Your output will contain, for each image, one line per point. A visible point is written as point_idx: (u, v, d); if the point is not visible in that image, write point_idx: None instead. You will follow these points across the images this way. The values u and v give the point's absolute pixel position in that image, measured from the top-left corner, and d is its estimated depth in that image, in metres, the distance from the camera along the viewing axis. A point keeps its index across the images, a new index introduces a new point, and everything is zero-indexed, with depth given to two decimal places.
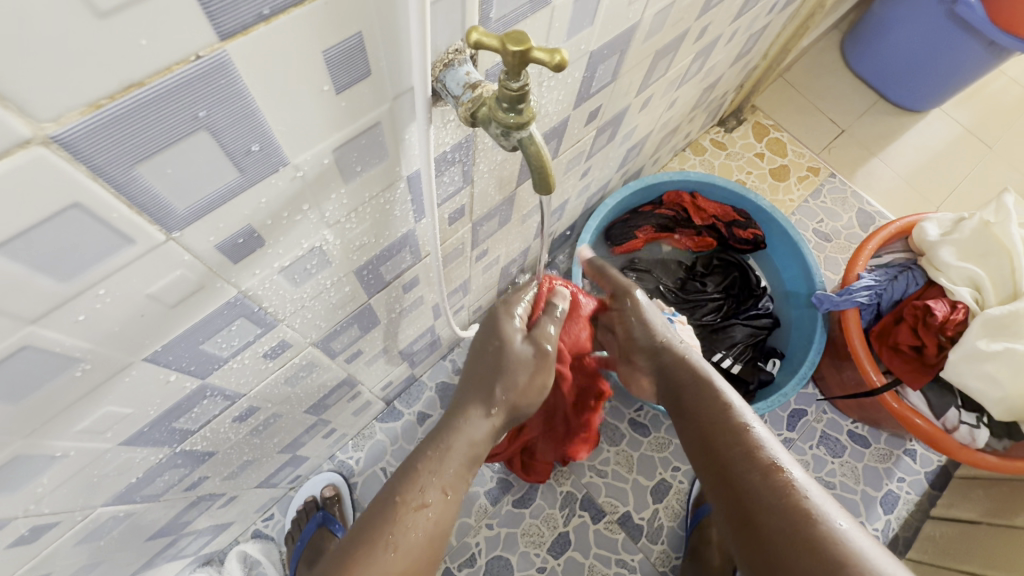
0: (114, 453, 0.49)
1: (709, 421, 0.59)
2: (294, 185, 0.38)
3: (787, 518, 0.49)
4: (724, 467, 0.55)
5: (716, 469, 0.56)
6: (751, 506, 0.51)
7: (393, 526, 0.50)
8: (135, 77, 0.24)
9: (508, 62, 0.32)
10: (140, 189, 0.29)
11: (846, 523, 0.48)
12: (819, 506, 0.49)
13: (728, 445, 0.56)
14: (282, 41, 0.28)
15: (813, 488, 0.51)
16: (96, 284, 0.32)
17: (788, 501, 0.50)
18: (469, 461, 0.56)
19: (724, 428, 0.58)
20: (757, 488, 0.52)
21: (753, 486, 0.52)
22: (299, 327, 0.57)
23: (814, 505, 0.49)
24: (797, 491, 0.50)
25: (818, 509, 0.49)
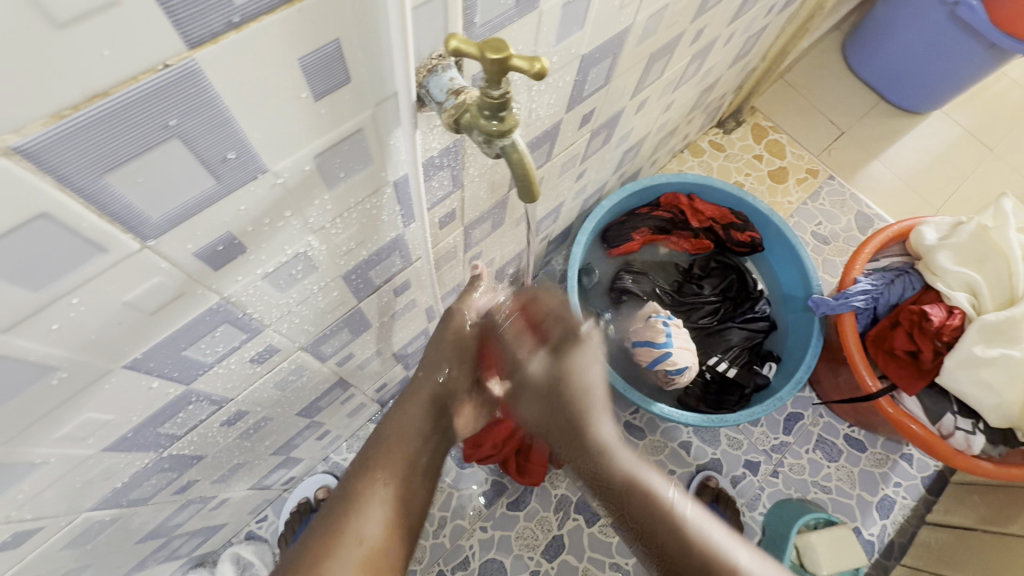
0: (97, 459, 0.48)
1: (619, 485, 0.61)
2: (274, 193, 0.38)
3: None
4: (648, 532, 0.58)
5: (638, 529, 0.60)
6: (677, 566, 0.56)
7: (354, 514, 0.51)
8: (100, 87, 0.24)
9: (488, 70, 0.31)
10: (110, 199, 0.28)
11: (754, 566, 0.55)
12: (738, 563, 0.55)
13: (643, 510, 0.59)
14: (255, 49, 0.28)
15: (724, 538, 0.57)
16: (68, 293, 0.31)
17: (707, 560, 0.55)
18: (430, 458, 0.58)
19: (637, 492, 0.60)
20: (676, 554, 0.56)
21: (675, 552, 0.56)
22: (286, 332, 0.57)
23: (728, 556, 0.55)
24: (713, 547, 0.56)
25: (733, 561, 0.55)
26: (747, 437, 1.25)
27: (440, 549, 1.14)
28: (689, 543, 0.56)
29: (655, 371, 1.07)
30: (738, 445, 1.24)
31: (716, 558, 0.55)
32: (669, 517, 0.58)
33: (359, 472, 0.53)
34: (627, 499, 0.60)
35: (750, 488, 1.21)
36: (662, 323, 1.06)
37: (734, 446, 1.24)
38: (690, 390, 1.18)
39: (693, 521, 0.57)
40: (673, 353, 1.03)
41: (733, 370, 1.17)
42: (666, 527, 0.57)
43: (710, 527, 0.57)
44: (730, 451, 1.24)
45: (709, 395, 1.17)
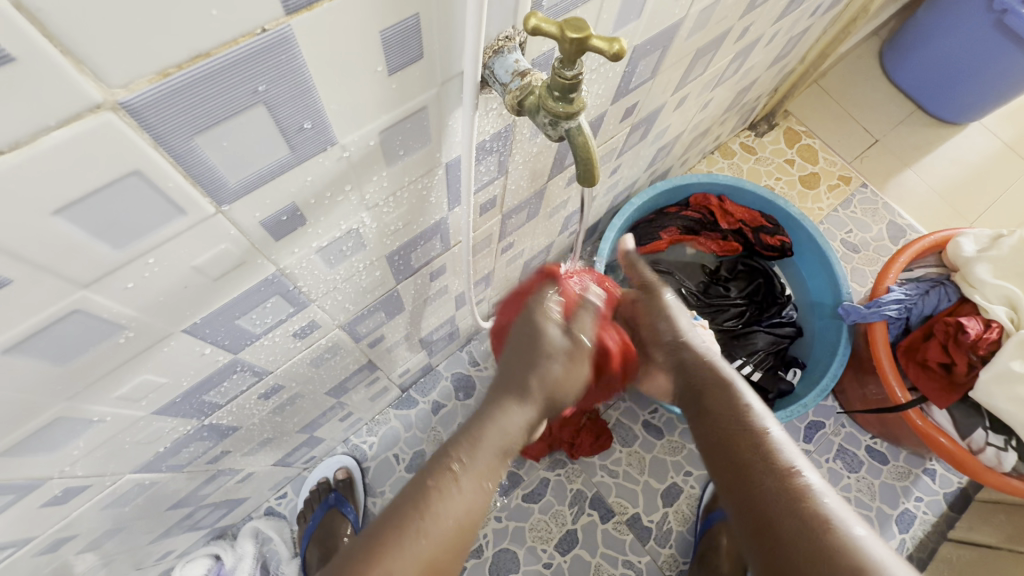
0: (145, 422, 0.50)
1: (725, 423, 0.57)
2: (339, 166, 0.38)
3: (805, 522, 0.47)
4: (740, 478, 0.52)
5: (732, 473, 0.53)
6: (764, 512, 0.49)
7: (410, 536, 0.47)
8: (205, 48, 0.24)
9: (566, 51, 0.32)
10: (197, 160, 0.29)
11: (866, 536, 0.46)
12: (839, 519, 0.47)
13: (753, 456, 0.53)
14: (344, 19, 0.28)
15: (829, 498, 0.49)
16: (146, 253, 0.32)
17: (808, 513, 0.47)
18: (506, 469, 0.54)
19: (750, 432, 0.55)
20: (772, 499, 0.49)
21: (772, 494, 0.49)
22: (328, 309, 0.58)
23: (831, 514, 0.47)
24: (816, 499, 0.48)
25: (837, 518, 0.47)
26: None
27: None
28: (786, 480, 0.50)
29: None
30: None
31: (819, 510, 0.47)
32: (782, 459, 0.52)
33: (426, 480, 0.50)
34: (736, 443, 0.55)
35: None
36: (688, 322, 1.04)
37: None
38: None
39: (799, 471, 0.50)
40: None
41: (758, 374, 1.15)
42: (774, 464, 0.51)
43: (815, 483, 0.50)
44: None
45: None
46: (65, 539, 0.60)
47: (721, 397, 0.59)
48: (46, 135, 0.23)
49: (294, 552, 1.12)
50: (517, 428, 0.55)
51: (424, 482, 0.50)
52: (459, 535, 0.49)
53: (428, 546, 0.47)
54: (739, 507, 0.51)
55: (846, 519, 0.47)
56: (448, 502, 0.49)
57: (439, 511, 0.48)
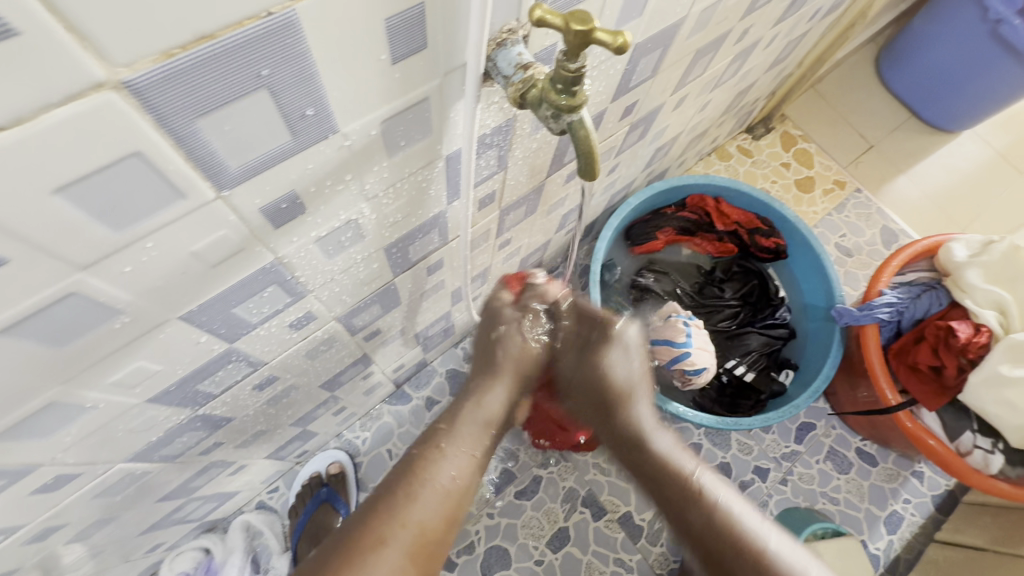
0: (139, 410, 0.49)
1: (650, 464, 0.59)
2: (340, 154, 0.38)
3: (726, 544, 0.53)
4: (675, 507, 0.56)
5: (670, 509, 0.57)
6: (704, 546, 0.54)
7: (411, 500, 0.50)
8: (210, 29, 0.24)
9: (570, 42, 0.32)
10: (198, 143, 0.29)
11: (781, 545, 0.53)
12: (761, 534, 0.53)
13: (675, 490, 0.57)
14: (350, 4, 0.28)
15: (751, 518, 0.54)
16: (145, 237, 0.32)
17: (737, 541, 0.52)
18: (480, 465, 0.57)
19: (672, 471, 0.58)
20: (708, 535, 0.54)
21: (698, 527, 0.55)
22: (325, 300, 0.58)
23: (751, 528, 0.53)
24: (738, 524, 0.54)
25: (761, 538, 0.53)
26: (758, 443, 1.25)
27: None
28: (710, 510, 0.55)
29: (672, 370, 1.06)
30: (749, 450, 1.24)
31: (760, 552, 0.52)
32: (703, 495, 0.55)
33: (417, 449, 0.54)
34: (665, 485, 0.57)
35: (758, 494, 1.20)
36: (681, 322, 1.04)
37: (745, 451, 1.24)
38: (705, 392, 1.18)
39: (719, 501, 0.55)
40: (692, 353, 1.02)
41: (751, 374, 1.16)
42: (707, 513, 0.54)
43: (740, 507, 0.55)
44: (740, 456, 1.24)
45: (724, 398, 1.16)
46: (54, 528, 0.59)
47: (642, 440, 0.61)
48: (48, 112, 0.23)
49: (285, 546, 1.12)
50: (497, 406, 0.59)
51: (420, 450, 0.54)
52: (455, 499, 0.53)
53: (430, 512, 0.51)
54: (682, 537, 0.56)
55: (766, 533, 0.53)
56: (444, 465, 0.53)
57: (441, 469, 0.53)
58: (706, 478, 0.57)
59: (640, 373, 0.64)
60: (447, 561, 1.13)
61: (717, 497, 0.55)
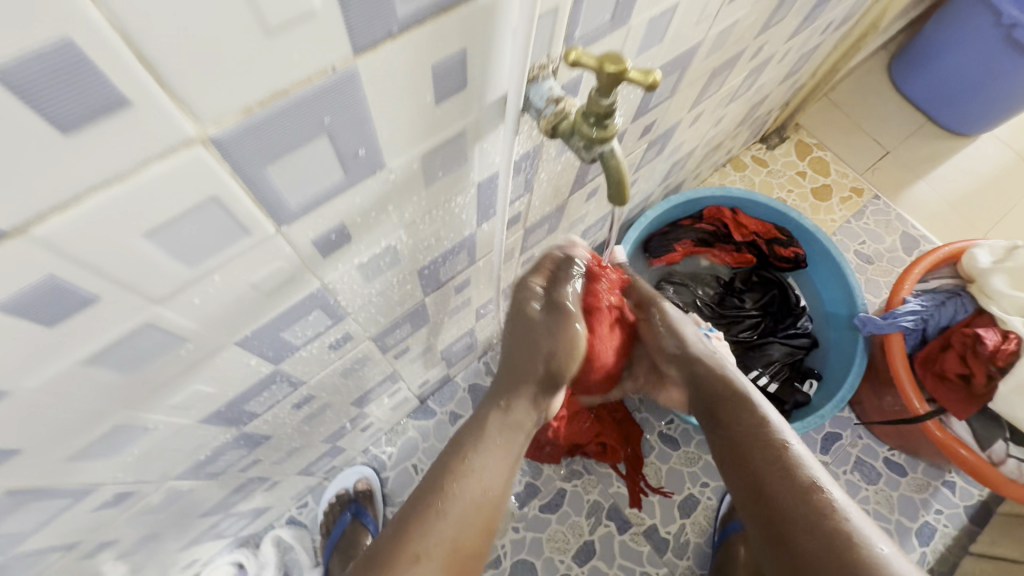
0: (191, 430, 0.52)
1: (772, 475, 0.56)
2: (384, 188, 0.41)
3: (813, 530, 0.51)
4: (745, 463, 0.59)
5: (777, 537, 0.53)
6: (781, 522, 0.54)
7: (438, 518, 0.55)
8: (284, 87, 0.27)
9: (603, 82, 0.34)
10: (264, 186, 0.32)
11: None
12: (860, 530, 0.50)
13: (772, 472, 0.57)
14: (402, 59, 0.31)
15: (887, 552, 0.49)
16: (212, 272, 0.35)
17: (828, 522, 0.51)
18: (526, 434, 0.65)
19: (799, 487, 0.55)
20: (789, 511, 0.53)
21: (817, 545, 0.50)
22: (361, 321, 0.60)
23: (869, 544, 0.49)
24: (839, 513, 0.52)
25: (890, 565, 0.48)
26: None
27: None
28: (823, 522, 0.51)
29: None
30: None
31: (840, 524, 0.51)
32: (833, 520, 0.51)
33: (443, 480, 0.57)
34: (783, 499, 0.54)
35: None
36: (703, 335, 1.05)
37: None
38: None
39: (854, 531, 0.50)
40: None
41: (774, 385, 1.16)
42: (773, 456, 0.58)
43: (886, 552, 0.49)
44: None
45: None
46: (106, 544, 0.62)
47: (737, 413, 0.63)
48: (146, 169, 0.25)
49: (315, 561, 1.14)
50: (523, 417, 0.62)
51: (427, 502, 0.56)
52: (483, 511, 0.57)
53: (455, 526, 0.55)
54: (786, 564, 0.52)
55: (871, 534, 0.50)
56: (436, 529, 0.54)
57: (466, 491, 0.57)
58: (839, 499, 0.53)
59: (753, 382, 0.66)
60: None
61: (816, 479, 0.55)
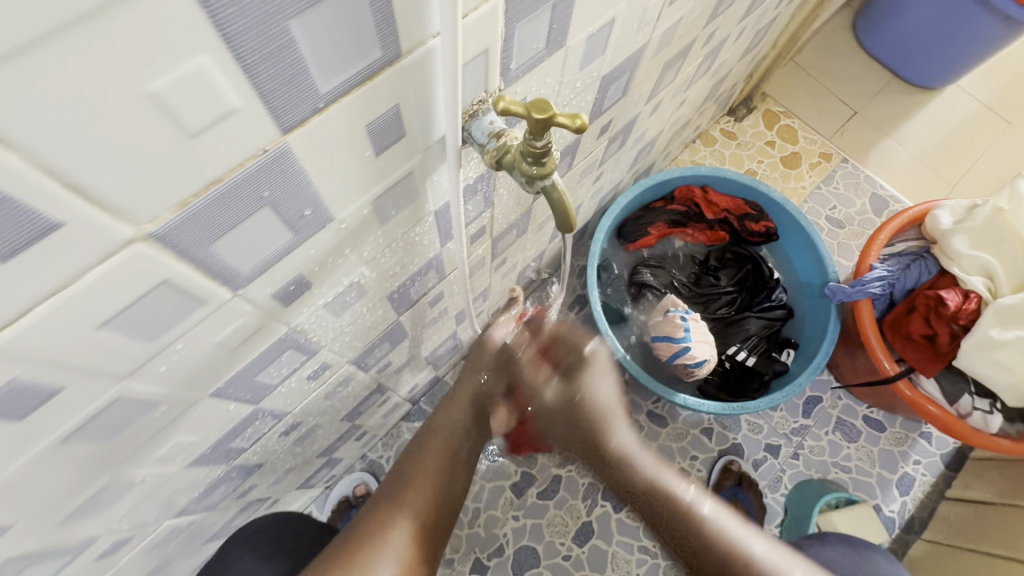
0: (181, 475, 0.54)
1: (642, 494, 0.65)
2: (338, 236, 0.42)
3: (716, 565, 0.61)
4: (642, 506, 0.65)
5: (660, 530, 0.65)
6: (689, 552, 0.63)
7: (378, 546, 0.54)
8: (216, 176, 0.28)
9: (533, 126, 0.36)
10: (214, 262, 0.33)
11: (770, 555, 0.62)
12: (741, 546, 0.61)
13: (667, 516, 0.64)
14: (333, 127, 0.32)
15: (748, 537, 0.63)
16: (175, 341, 0.36)
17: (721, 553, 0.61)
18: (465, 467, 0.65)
19: (670, 503, 0.64)
20: (694, 547, 0.62)
21: (699, 550, 0.62)
22: (337, 350, 0.61)
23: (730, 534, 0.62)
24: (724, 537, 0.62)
25: (756, 558, 0.61)
26: (767, 421, 1.28)
27: (476, 538, 1.20)
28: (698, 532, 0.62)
29: (674, 364, 1.09)
30: (758, 429, 1.28)
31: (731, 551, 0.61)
32: (704, 525, 0.62)
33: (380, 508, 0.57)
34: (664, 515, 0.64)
35: (771, 470, 1.25)
36: (680, 318, 1.07)
37: (755, 431, 1.28)
38: (709, 380, 1.20)
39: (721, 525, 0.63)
40: (692, 347, 1.05)
41: (752, 359, 1.19)
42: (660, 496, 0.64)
43: (738, 532, 0.63)
44: (750, 436, 1.27)
45: (728, 383, 1.19)
46: None
47: (618, 460, 0.67)
48: (89, 273, 0.26)
49: None
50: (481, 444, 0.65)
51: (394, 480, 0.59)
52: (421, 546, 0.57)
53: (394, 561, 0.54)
54: (673, 546, 0.65)
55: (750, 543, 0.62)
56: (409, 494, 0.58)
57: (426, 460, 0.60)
58: (694, 499, 0.64)
59: (612, 398, 0.70)
60: (479, 564, 1.18)
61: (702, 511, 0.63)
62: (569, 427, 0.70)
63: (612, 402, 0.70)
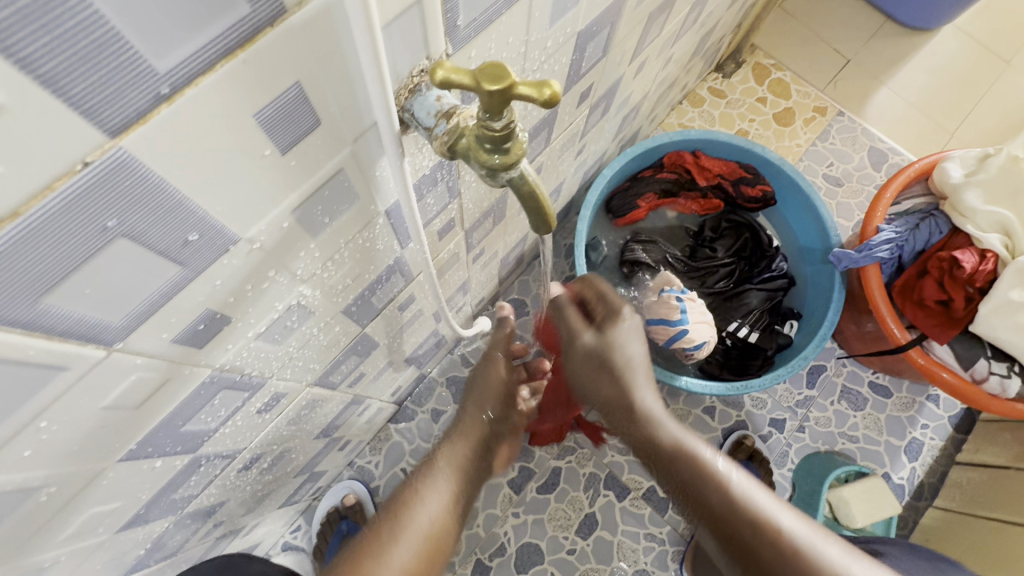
0: (113, 540, 0.46)
1: (684, 466, 0.54)
2: (252, 259, 0.33)
3: (782, 565, 0.48)
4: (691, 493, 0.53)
5: (708, 521, 0.52)
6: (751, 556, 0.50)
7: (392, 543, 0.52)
8: (6, 209, 0.19)
9: (487, 102, 0.27)
10: (56, 319, 0.24)
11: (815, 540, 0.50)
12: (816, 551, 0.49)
13: (725, 511, 0.51)
14: (197, 120, 0.22)
15: (797, 526, 0.50)
16: (34, 419, 0.27)
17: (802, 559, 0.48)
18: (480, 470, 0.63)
19: (704, 482, 0.53)
20: (751, 544, 0.50)
21: (737, 534, 0.50)
22: (290, 377, 0.53)
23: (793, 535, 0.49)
24: (788, 536, 0.49)
25: (811, 549, 0.49)
26: (771, 395, 1.23)
27: (475, 539, 1.15)
28: (759, 527, 0.50)
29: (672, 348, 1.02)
30: (762, 405, 1.22)
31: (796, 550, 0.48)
32: (750, 510, 0.50)
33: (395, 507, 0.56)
34: (701, 492, 0.53)
35: (778, 445, 1.20)
36: (675, 299, 0.99)
37: (759, 406, 1.22)
38: (711, 359, 1.14)
39: (767, 512, 0.50)
40: (689, 330, 0.98)
41: (755, 335, 1.11)
42: (708, 480, 0.53)
43: (785, 520, 0.50)
44: (754, 411, 1.22)
45: (730, 361, 1.12)
46: None
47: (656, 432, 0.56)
48: None
49: None
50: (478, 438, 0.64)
51: (406, 488, 0.57)
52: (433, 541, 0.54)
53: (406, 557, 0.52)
54: (717, 541, 0.52)
55: (821, 544, 0.49)
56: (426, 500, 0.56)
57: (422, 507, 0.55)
58: (742, 485, 0.52)
59: (639, 357, 0.60)
60: (480, 566, 1.13)
61: (768, 510, 0.51)
62: (594, 384, 0.61)
63: (633, 359, 0.60)
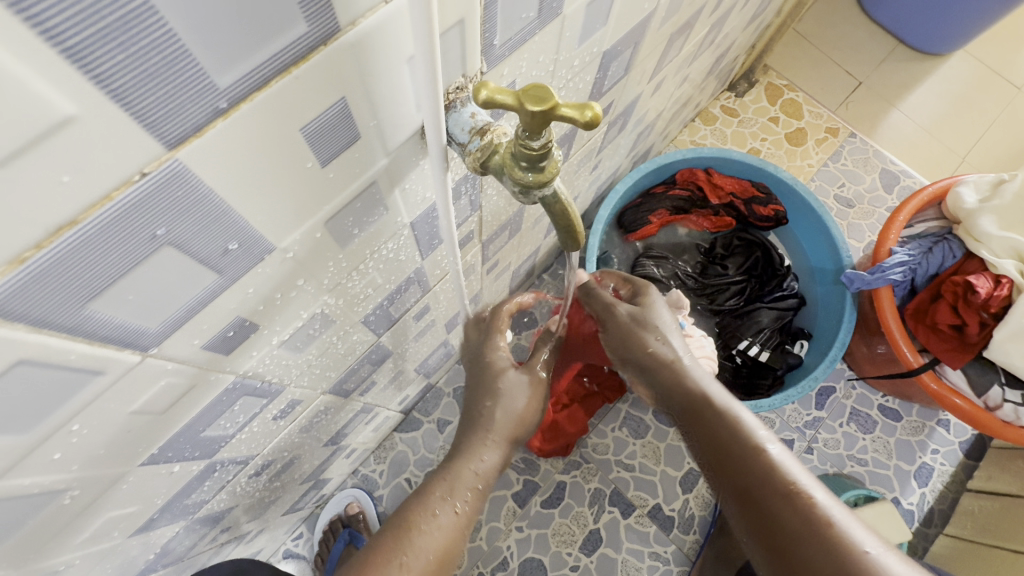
0: (125, 543, 0.46)
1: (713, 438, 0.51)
2: (284, 267, 0.33)
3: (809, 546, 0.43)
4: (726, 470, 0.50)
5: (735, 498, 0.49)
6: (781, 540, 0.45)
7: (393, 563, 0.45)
8: (66, 218, 0.19)
9: (528, 122, 0.27)
10: (99, 324, 0.24)
11: (877, 547, 0.42)
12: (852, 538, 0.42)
13: (757, 482, 0.47)
14: (248, 133, 0.23)
15: (838, 509, 0.45)
16: (67, 422, 0.28)
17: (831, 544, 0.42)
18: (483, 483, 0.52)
19: (742, 450, 0.50)
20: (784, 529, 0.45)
21: (770, 509, 0.46)
22: (306, 385, 0.53)
23: (836, 519, 0.44)
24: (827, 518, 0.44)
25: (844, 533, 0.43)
26: (779, 416, 1.22)
27: (478, 552, 1.14)
28: (789, 496, 0.46)
29: None
30: (771, 424, 1.21)
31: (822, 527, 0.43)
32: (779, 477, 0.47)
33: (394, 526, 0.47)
34: (730, 459, 0.50)
35: None
36: None
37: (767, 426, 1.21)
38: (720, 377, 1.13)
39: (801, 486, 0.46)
40: None
41: (765, 354, 1.11)
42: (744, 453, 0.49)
43: (823, 497, 0.46)
44: None
45: (740, 380, 1.12)
46: None
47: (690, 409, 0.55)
48: None
49: None
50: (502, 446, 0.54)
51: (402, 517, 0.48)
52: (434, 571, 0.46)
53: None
54: (750, 525, 0.48)
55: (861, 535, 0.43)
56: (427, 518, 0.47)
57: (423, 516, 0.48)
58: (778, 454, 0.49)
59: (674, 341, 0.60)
60: None
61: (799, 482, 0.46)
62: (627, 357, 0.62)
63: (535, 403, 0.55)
